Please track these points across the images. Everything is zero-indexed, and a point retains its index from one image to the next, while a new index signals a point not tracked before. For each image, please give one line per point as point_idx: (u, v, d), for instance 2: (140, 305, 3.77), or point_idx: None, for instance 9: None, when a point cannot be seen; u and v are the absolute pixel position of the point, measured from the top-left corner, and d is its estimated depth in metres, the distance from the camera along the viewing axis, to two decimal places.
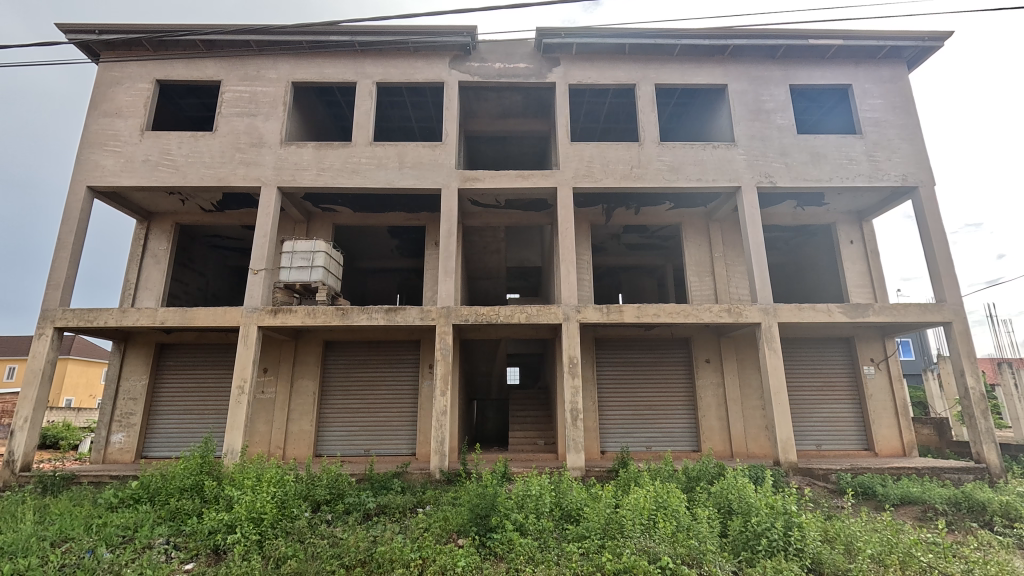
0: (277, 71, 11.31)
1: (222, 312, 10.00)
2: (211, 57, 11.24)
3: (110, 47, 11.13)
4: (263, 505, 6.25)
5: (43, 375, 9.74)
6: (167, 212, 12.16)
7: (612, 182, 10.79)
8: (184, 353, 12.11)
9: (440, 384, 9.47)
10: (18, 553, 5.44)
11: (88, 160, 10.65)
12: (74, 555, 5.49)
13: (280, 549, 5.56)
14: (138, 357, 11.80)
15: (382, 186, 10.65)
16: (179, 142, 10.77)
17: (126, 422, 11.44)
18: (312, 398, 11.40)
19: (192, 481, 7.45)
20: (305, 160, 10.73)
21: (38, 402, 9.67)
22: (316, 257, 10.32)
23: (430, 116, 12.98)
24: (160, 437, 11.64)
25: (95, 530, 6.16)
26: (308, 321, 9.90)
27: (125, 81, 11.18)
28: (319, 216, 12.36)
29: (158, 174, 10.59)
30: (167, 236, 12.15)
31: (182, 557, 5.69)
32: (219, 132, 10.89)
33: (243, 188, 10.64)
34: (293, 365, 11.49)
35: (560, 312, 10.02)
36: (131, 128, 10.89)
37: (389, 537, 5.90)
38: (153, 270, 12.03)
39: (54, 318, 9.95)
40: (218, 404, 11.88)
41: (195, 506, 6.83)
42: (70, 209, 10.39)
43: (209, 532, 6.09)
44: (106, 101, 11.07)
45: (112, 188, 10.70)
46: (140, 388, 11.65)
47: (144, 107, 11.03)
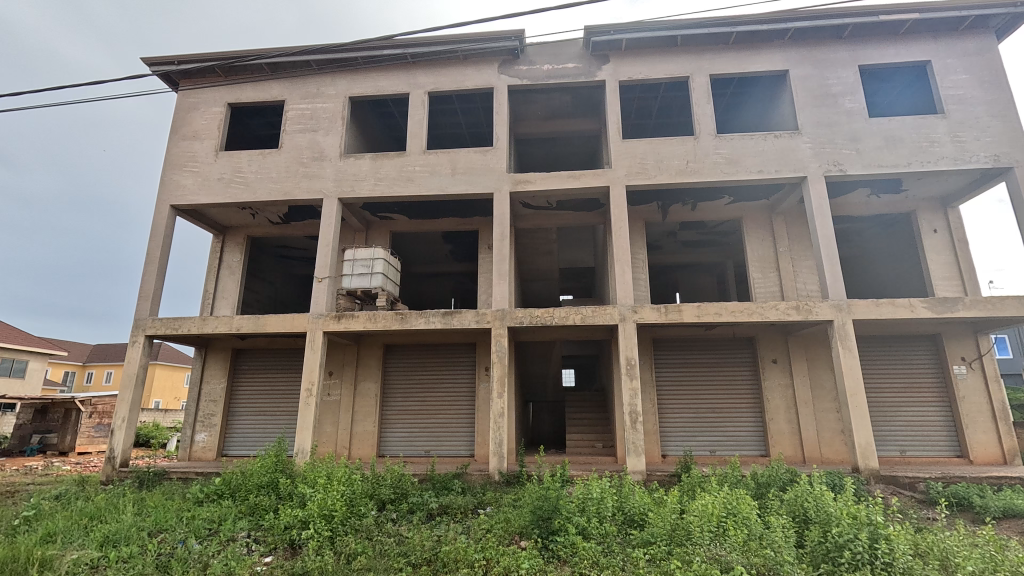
0: (335, 87, 11.83)
1: (291, 318, 10.55)
2: (275, 78, 11.93)
3: (188, 75, 12.07)
4: (334, 503, 6.54)
5: (137, 379, 10.65)
6: (240, 225, 13.01)
7: (666, 179, 10.51)
8: (257, 358, 12.87)
9: (497, 386, 9.54)
10: (121, 541, 5.98)
11: (171, 180, 11.57)
12: (169, 545, 5.95)
13: (351, 545, 5.79)
14: (217, 362, 12.68)
15: (435, 193, 10.89)
16: (248, 160, 11.49)
17: (207, 422, 12.32)
18: (374, 400, 11.81)
19: (268, 478, 7.89)
20: (363, 171, 11.15)
21: (133, 404, 10.56)
22: (375, 264, 10.73)
23: (480, 122, 13.16)
24: (238, 437, 12.44)
25: (186, 522, 6.66)
26: (370, 326, 10.26)
27: (201, 105, 12.06)
28: (377, 224, 12.83)
29: (231, 191, 11.35)
30: (241, 249, 13.01)
31: (262, 550, 6.05)
32: (284, 149, 11.51)
33: (306, 200, 11.20)
34: (356, 368, 11.96)
35: (615, 313, 9.85)
36: (206, 149, 11.73)
37: (453, 537, 6.01)
38: (228, 281, 12.91)
39: (145, 326, 10.86)
40: (288, 406, 12.54)
41: (272, 502, 7.23)
42: (156, 226, 11.33)
43: (285, 527, 6.44)
44: (184, 125, 11.99)
45: (191, 206, 11.57)
46: (219, 391, 12.51)
47: (218, 129, 11.85)
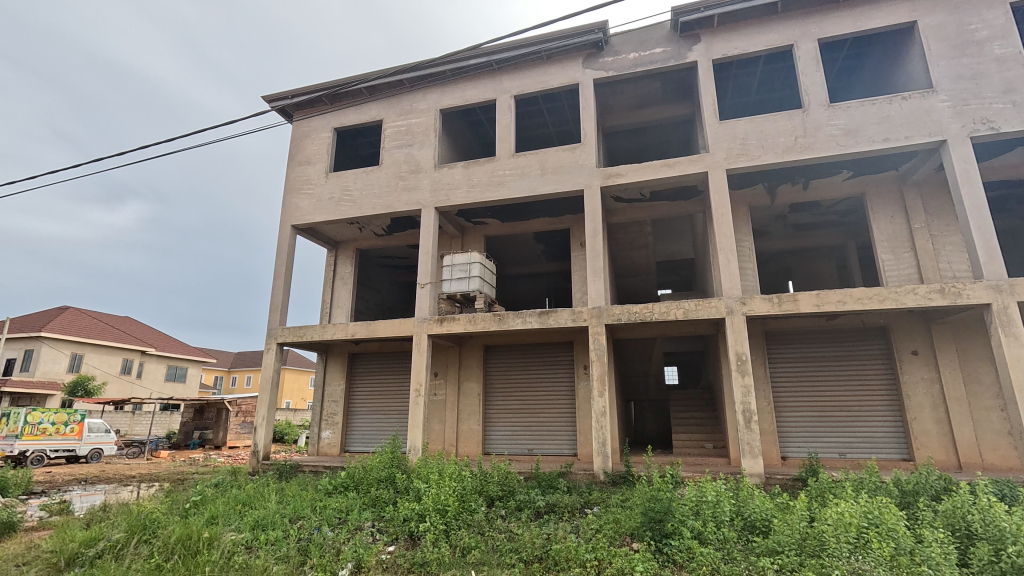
0: (427, 102, 12.42)
1: (398, 323, 11.24)
2: (373, 100, 12.80)
3: (300, 107, 13.38)
4: (447, 498, 6.85)
5: (272, 381, 11.97)
6: (349, 239, 14.14)
7: (772, 158, 9.71)
8: (370, 361, 13.89)
9: (597, 385, 9.41)
10: (268, 526, 6.75)
11: (291, 203, 12.87)
12: (307, 531, 6.61)
13: (465, 539, 6.02)
14: (336, 365, 13.88)
15: (526, 194, 11.01)
16: (354, 179, 12.44)
17: (331, 421, 13.53)
18: (477, 400, 12.21)
19: (386, 473, 8.47)
20: (456, 179, 11.58)
21: (270, 404, 11.87)
22: (472, 268, 11.10)
23: (566, 120, 13.10)
24: (357, 434, 13.51)
25: (319, 511, 7.35)
26: (470, 328, 10.62)
27: (312, 133, 13.28)
28: (471, 229, 13.26)
29: (341, 208, 12.36)
30: (351, 261, 14.13)
31: (385, 539, 6.50)
32: (384, 165, 12.31)
33: (406, 211, 11.88)
34: (459, 369, 12.44)
35: (721, 305, 9.28)
36: (318, 172, 12.89)
37: (562, 536, 6.01)
38: (342, 291, 14.09)
39: (276, 335, 12.18)
40: (399, 406, 13.38)
41: (391, 495, 7.75)
42: (281, 245, 12.66)
43: (404, 519, 6.86)
44: (299, 152, 13.28)
45: (308, 225, 12.78)
46: (339, 392, 13.68)
47: (327, 153, 12.98)
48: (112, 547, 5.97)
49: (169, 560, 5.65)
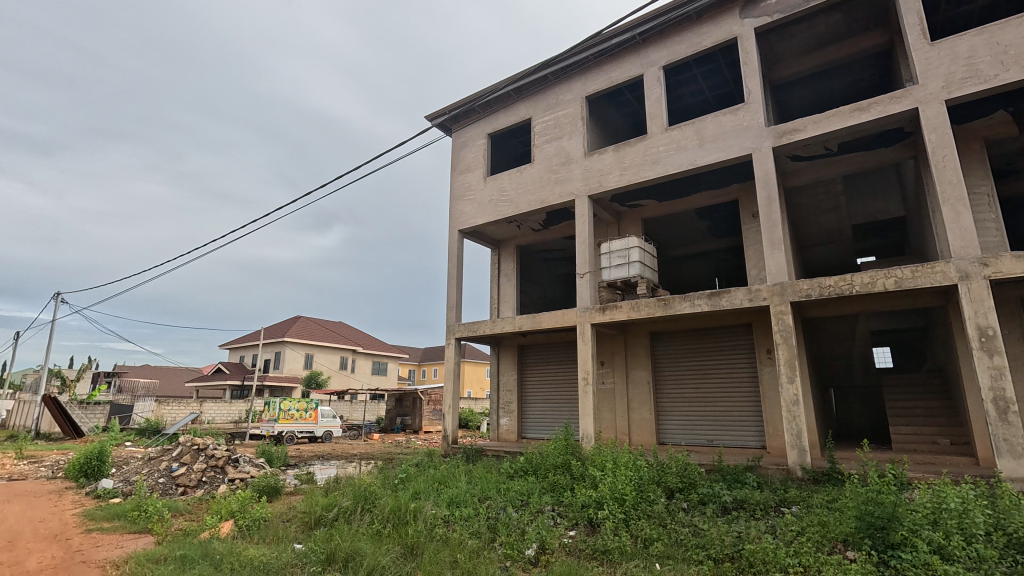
0: (572, 92, 12.39)
1: (561, 313, 11.45)
2: (521, 101, 13.23)
3: (457, 120, 14.47)
4: (624, 487, 6.76)
5: (454, 373, 13.18)
6: (510, 237, 14.86)
7: (1017, 75, 7.51)
8: (538, 352, 14.43)
9: (786, 371, 8.37)
10: (462, 503, 7.45)
11: (456, 209, 14.00)
12: (494, 510, 7.12)
13: (646, 530, 5.87)
14: (508, 357, 14.72)
15: (684, 169, 10.28)
16: (510, 179, 13.01)
17: (507, 408, 14.44)
18: (648, 388, 11.84)
19: (562, 460, 8.70)
20: (608, 164, 11.33)
21: (454, 393, 13.08)
22: (632, 253, 10.77)
23: (725, 80, 11.88)
24: (532, 421, 14.16)
25: (504, 492, 7.85)
26: (634, 315, 10.32)
27: (469, 142, 14.24)
28: (627, 213, 12.88)
29: (500, 209, 13.04)
30: (513, 257, 14.84)
31: (566, 523, 6.67)
32: (536, 161, 12.62)
33: (561, 203, 12.02)
34: (626, 357, 12.20)
35: (950, 270, 7.50)
36: (477, 178, 13.77)
37: (756, 535, 5.49)
38: (507, 286, 14.87)
39: (454, 331, 13.38)
40: (568, 395, 13.66)
41: (568, 481, 7.93)
42: (451, 249, 13.85)
43: (583, 505, 6.96)
44: (460, 162, 14.34)
45: (472, 227, 13.75)
46: (512, 382, 14.50)
47: (483, 158, 13.79)
48: (345, 512, 7.19)
49: (386, 527, 6.61)
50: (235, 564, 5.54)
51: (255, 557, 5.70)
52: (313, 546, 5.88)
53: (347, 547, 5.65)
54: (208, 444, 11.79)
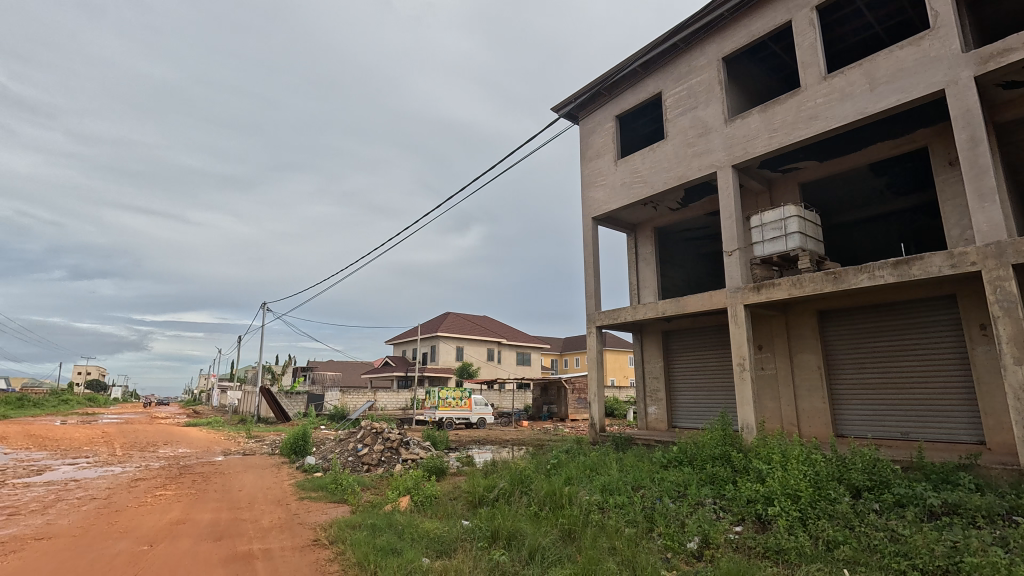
0: (706, 56, 11.45)
1: (709, 295, 10.70)
2: (649, 75, 12.64)
3: (583, 107, 14.34)
4: (797, 483, 6.11)
5: (597, 361, 13.13)
6: (647, 219, 14.32)
7: None
8: (685, 337, 13.70)
9: (1010, 350, 6.79)
10: (615, 491, 7.42)
11: (589, 197, 13.89)
12: (650, 500, 6.96)
13: (829, 532, 5.25)
14: (653, 343, 14.24)
15: (851, 121, 8.87)
16: (642, 159, 12.49)
17: (655, 397, 13.98)
18: (818, 373, 10.52)
19: (720, 451, 8.16)
20: (753, 128, 10.26)
21: (599, 382, 13.03)
22: (789, 224, 9.65)
23: (900, 7, 9.97)
24: (682, 410, 13.52)
25: (658, 482, 7.61)
26: (796, 292, 9.23)
27: (597, 127, 14.01)
28: (780, 180, 11.56)
29: (634, 191, 12.60)
30: (651, 240, 14.28)
31: (731, 518, 6.26)
32: (670, 137, 11.92)
33: (701, 178, 11.21)
34: (788, 339, 10.99)
35: None
36: (608, 162, 13.49)
37: (980, 548, 4.56)
38: (647, 271, 14.38)
39: (594, 319, 13.33)
40: (723, 382, 12.75)
41: (729, 474, 7.41)
42: (586, 238, 13.80)
43: (748, 500, 6.47)
44: (588, 148, 14.18)
45: (606, 214, 13.53)
46: (659, 369, 14.00)
47: (613, 141, 13.45)
48: (504, 493, 7.63)
49: (543, 510, 6.87)
50: (415, 534, 6.24)
51: (430, 529, 6.36)
52: (479, 523, 6.36)
53: (509, 526, 6.00)
54: (384, 429, 13.39)
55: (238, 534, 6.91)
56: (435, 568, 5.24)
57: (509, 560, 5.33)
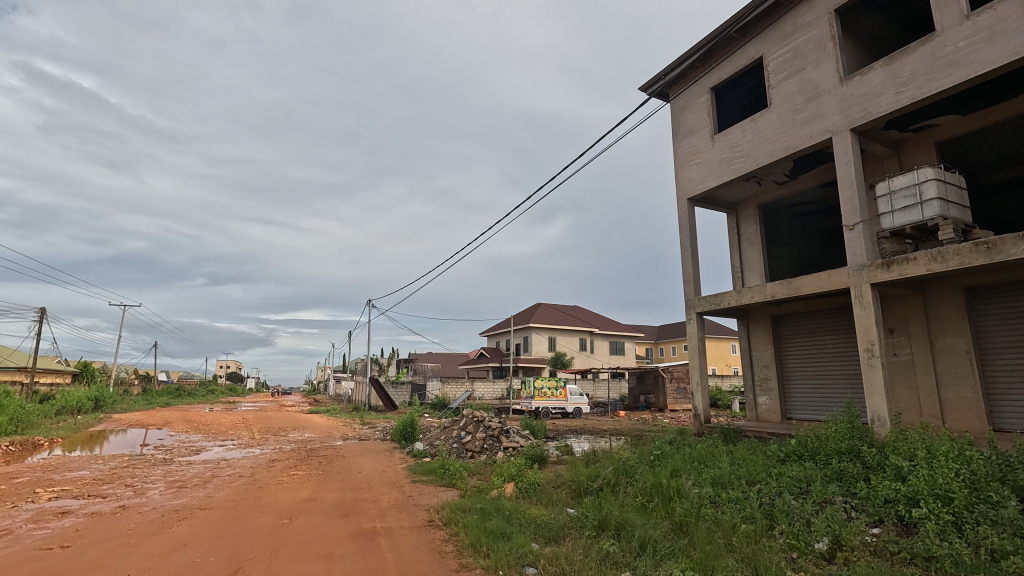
0: (814, 10, 10.34)
1: (827, 276, 9.73)
2: (748, 40, 11.72)
3: (674, 83, 13.65)
4: (950, 483, 5.38)
5: (698, 349, 12.50)
6: (749, 196, 13.34)
7: None
8: (798, 322, 12.60)
9: None
10: (728, 485, 7.03)
11: (683, 177, 13.22)
12: (767, 496, 6.51)
13: (995, 540, 4.56)
14: (761, 329, 13.26)
15: (1005, 64, 7.54)
16: (742, 131, 11.62)
17: (766, 386, 13.03)
18: (967, 359, 9.16)
19: (847, 445, 7.41)
20: (875, 85, 9.10)
21: (701, 370, 12.42)
22: (925, 190, 8.48)
23: None
24: (798, 400, 12.48)
25: (776, 477, 7.07)
26: (937, 267, 8.09)
27: (690, 102, 13.26)
28: (911, 140, 10.17)
29: (734, 167, 11.77)
30: (755, 218, 13.29)
31: (866, 519, 5.67)
32: (774, 104, 10.95)
33: (812, 147, 10.19)
34: (926, 321, 9.68)
35: None
36: (703, 138, 12.73)
37: None
38: (752, 252, 13.41)
39: (694, 305, 12.71)
40: (846, 370, 11.57)
41: (860, 471, 6.70)
42: (682, 220, 13.17)
43: (887, 500, 5.82)
44: (681, 126, 13.48)
45: (703, 193, 12.80)
46: (769, 357, 13.03)
47: (708, 115, 12.66)
48: (608, 483, 7.55)
49: (650, 501, 6.70)
50: (522, 520, 6.39)
51: (537, 516, 6.48)
52: (585, 512, 6.36)
53: (616, 516, 5.93)
54: (484, 417, 13.84)
55: (362, 512, 7.53)
56: (546, 554, 5.33)
57: (620, 551, 5.29)
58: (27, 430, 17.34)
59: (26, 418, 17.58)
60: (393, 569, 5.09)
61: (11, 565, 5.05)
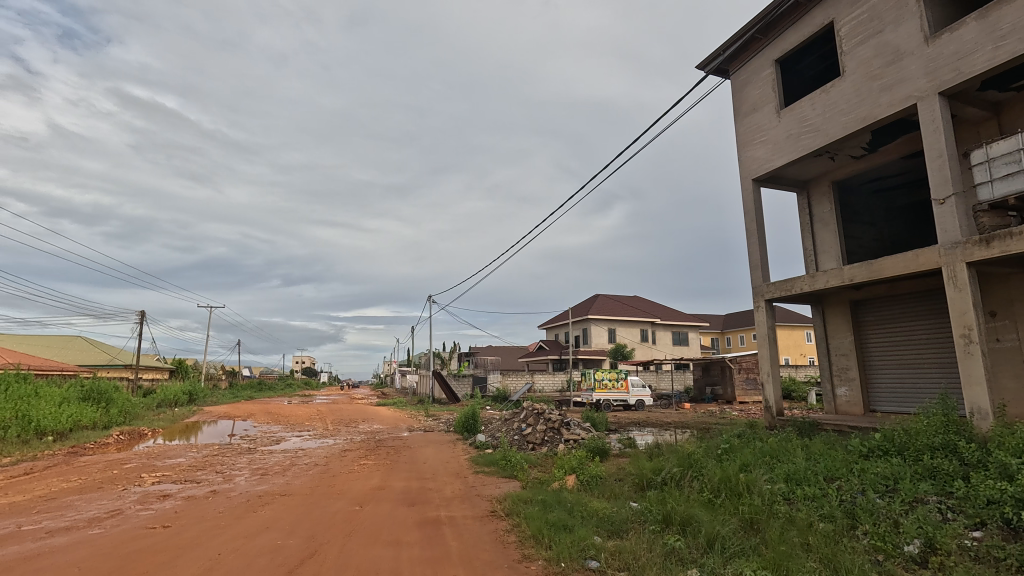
0: None
1: (914, 256, 8.90)
2: (816, 5, 10.89)
3: (734, 58, 12.95)
4: None
5: (768, 338, 11.86)
6: (822, 173, 12.45)
7: None
8: (881, 307, 11.65)
9: None
10: (802, 481, 6.63)
11: (747, 157, 12.55)
12: (848, 493, 6.08)
13: None
14: (838, 316, 12.38)
15: None
16: (811, 104, 10.83)
17: (846, 377, 12.15)
18: None
19: (942, 440, 6.77)
20: (968, 41, 8.17)
21: (772, 360, 11.77)
22: None
23: None
24: (883, 392, 11.55)
25: (858, 473, 6.58)
26: None
27: (752, 77, 12.54)
28: (1014, 101, 9.06)
29: (804, 143, 11.00)
30: (829, 197, 12.40)
31: (965, 522, 5.16)
32: (848, 72, 10.10)
33: (894, 115, 9.32)
34: None
35: None
36: (768, 114, 12.00)
37: None
38: (826, 234, 12.52)
39: (762, 292, 12.07)
40: (939, 358, 10.56)
41: (957, 469, 6.10)
42: (747, 202, 12.52)
43: (990, 501, 5.26)
44: (743, 103, 12.77)
45: (770, 173, 12.09)
46: (848, 345, 12.14)
47: (772, 90, 11.91)
48: (673, 477, 7.34)
49: (718, 497, 6.45)
50: (585, 513, 6.35)
51: (599, 509, 6.41)
52: (649, 506, 6.22)
53: (682, 511, 5.76)
54: (545, 410, 13.86)
55: (427, 501, 7.78)
56: (608, 548, 5.27)
57: (686, 547, 5.14)
58: (134, 420, 19.39)
59: (132, 410, 19.54)
60: (458, 557, 5.25)
61: (122, 542, 5.64)
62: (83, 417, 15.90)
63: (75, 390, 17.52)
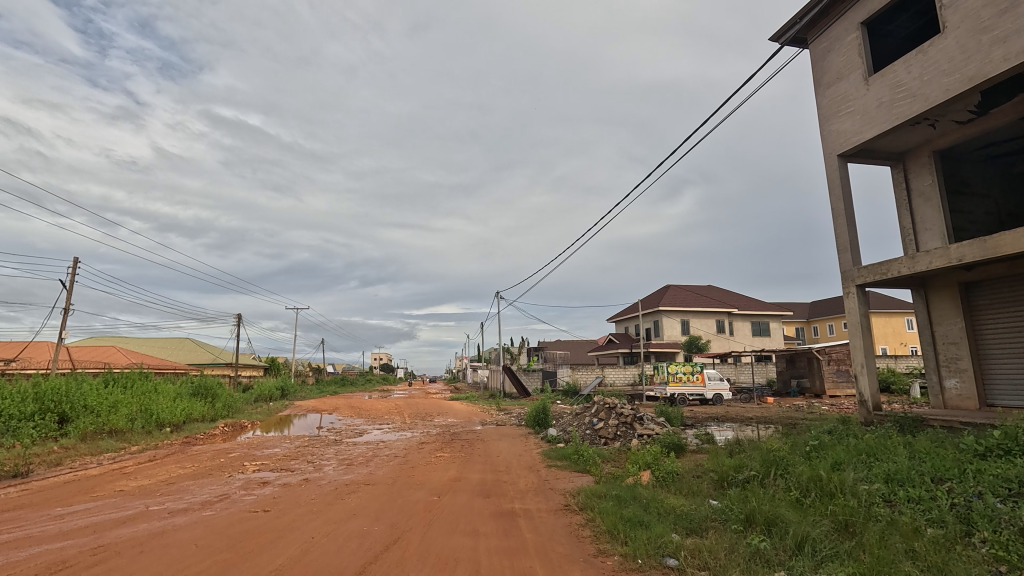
0: None
1: None
2: None
3: (813, 25, 12.01)
4: None
5: (861, 326, 10.91)
6: (921, 143, 11.25)
7: None
8: (999, 289, 10.36)
9: None
10: (906, 482, 6.06)
11: (832, 131, 11.60)
12: (962, 496, 5.47)
13: None
14: (946, 300, 11.15)
15: None
16: (906, 67, 9.80)
17: (955, 367, 10.94)
18: None
19: None
20: None
21: (866, 350, 10.84)
22: None
23: None
24: (1001, 384, 10.30)
25: (974, 475, 5.89)
26: None
27: (835, 44, 11.55)
28: None
29: (898, 111, 9.99)
30: (931, 168, 11.19)
31: None
32: (950, 28, 9.04)
33: (1009, 71, 8.23)
34: None
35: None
36: (853, 83, 11.02)
37: None
38: (928, 210, 11.30)
39: (853, 277, 11.14)
40: None
41: None
42: (834, 180, 11.59)
43: None
44: (825, 73, 11.81)
45: (858, 146, 11.11)
46: (958, 332, 10.92)
47: (858, 55, 10.90)
48: (755, 476, 6.97)
49: (807, 497, 6.06)
50: (661, 509, 6.20)
51: (676, 505, 6.24)
52: (730, 504, 5.97)
53: (767, 511, 5.46)
54: (616, 404, 13.66)
55: (502, 493, 7.93)
56: (687, 545, 5.12)
57: (772, 548, 4.88)
58: (236, 414, 21.37)
59: (234, 405, 21.51)
60: (534, 549, 5.31)
61: (232, 523, 6.25)
62: (194, 411, 17.67)
63: (186, 386, 19.49)
